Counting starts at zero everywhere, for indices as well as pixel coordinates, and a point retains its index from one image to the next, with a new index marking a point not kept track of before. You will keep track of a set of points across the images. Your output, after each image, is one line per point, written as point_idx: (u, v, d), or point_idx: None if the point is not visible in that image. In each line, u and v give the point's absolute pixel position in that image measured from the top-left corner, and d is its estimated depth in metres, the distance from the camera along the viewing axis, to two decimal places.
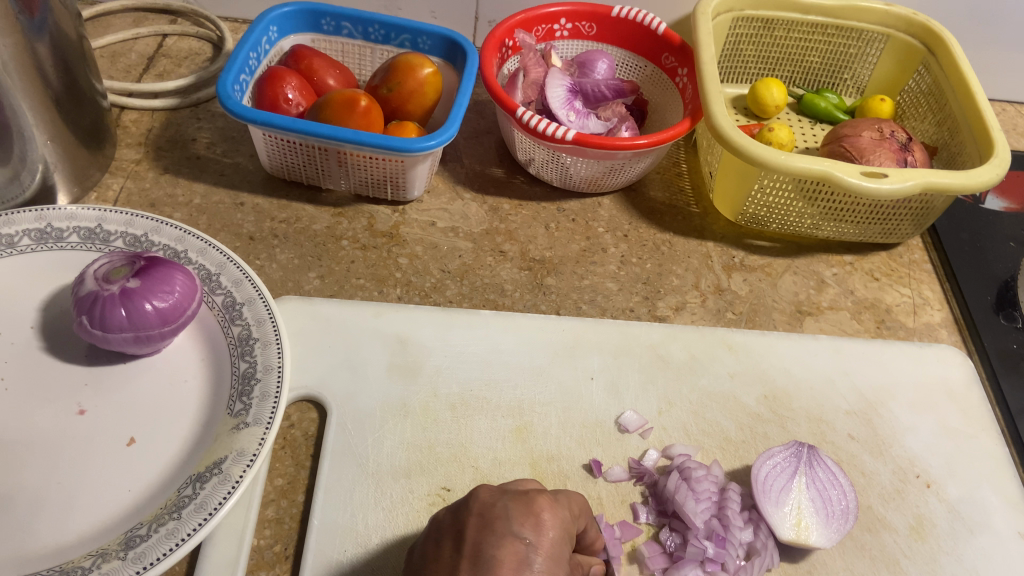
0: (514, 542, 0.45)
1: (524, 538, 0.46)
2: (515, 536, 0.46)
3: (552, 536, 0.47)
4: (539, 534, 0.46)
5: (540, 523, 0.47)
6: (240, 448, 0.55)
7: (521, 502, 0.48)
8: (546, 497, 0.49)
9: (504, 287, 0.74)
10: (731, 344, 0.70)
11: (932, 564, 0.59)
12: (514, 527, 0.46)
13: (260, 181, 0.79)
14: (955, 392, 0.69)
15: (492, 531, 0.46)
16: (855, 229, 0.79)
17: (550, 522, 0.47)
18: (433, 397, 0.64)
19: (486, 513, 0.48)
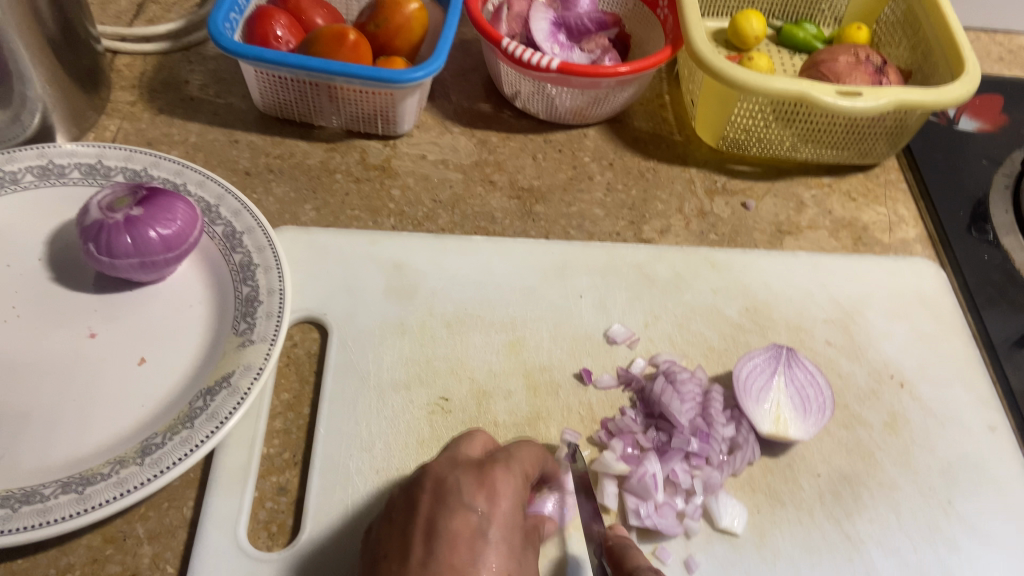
0: (465, 514, 0.49)
1: (476, 510, 0.49)
2: (467, 508, 0.49)
3: (506, 506, 0.50)
4: (492, 505, 0.50)
5: (494, 495, 0.50)
6: (247, 362, 0.58)
7: (473, 475, 0.51)
8: (500, 465, 0.52)
9: (494, 215, 0.76)
10: (714, 263, 0.73)
11: (905, 455, 0.63)
12: (466, 499, 0.50)
13: (253, 120, 0.80)
14: (928, 300, 0.72)
15: (446, 505, 0.49)
16: (833, 152, 0.81)
17: (503, 493, 0.50)
18: (429, 316, 0.67)
19: (439, 490, 0.50)
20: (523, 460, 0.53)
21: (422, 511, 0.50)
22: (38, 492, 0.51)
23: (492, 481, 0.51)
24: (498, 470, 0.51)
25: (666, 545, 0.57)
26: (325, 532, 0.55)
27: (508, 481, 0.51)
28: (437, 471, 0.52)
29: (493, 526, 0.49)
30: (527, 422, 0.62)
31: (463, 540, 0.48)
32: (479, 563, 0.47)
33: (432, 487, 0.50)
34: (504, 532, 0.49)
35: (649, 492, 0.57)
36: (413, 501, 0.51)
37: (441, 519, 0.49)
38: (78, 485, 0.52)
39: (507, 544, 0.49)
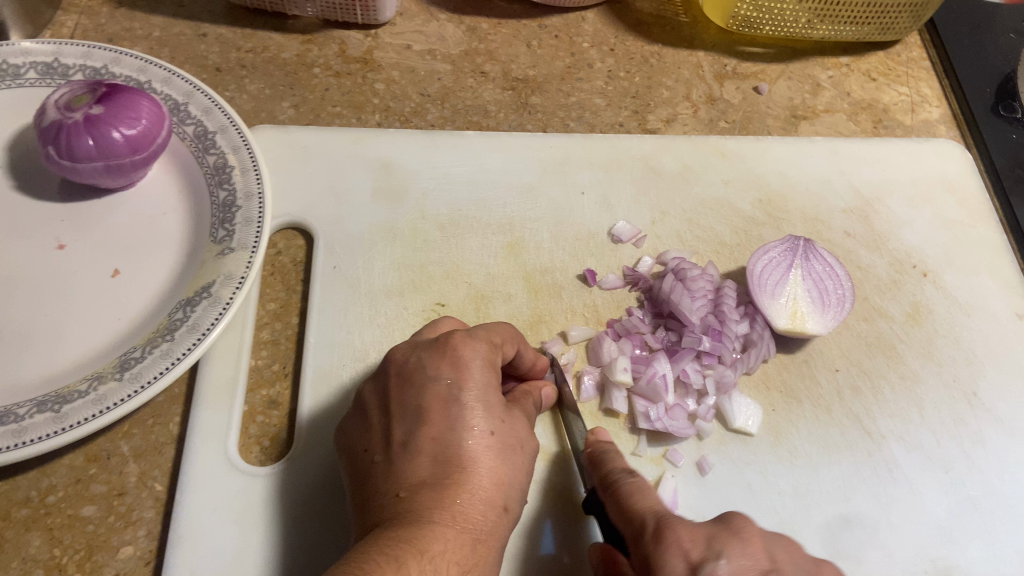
0: (434, 386, 0.46)
1: (444, 378, 0.46)
2: (435, 379, 0.46)
3: (476, 371, 0.46)
4: (459, 371, 0.46)
5: (459, 361, 0.46)
6: (228, 271, 0.55)
7: (434, 349, 0.48)
8: (461, 334, 0.48)
9: (488, 109, 0.71)
10: (724, 151, 0.68)
11: (929, 347, 0.59)
12: (432, 372, 0.46)
13: (222, 12, 0.74)
14: (953, 186, 0.68)
15: (413, 384, 0.46)
16: (852, 28, 0.75)
17: (468, 357, 0.47)
18: (420, 219, 0.63)
19: (403, 370, 0.47)
20: (482, 329, 0.49)
21: (391, 394, 0.47)
22: (12, 411, 0.48)
23: (452, 350, 0.47)
24: (460, 339, 0.48)
25: (678, 446, 0.54)
26: (305, 441, 0.53)
27: (471, 345, 0.47)
28: (400, 353, 0.49)
29: (466, 391, 0.45)
30: (529, 326, 0.59)
31: (436, 410, 0.45)
32: (459, 428, 0.44)
33: (396, 374, 0.48)
34: (479, 393, 0.46)
35: (659, 394, 0.55)
36: (384, 386, 0.48)
37: (410, 397, 0.46)
38: (54, 403, 0.49)
39: (484, 404, 0.45)
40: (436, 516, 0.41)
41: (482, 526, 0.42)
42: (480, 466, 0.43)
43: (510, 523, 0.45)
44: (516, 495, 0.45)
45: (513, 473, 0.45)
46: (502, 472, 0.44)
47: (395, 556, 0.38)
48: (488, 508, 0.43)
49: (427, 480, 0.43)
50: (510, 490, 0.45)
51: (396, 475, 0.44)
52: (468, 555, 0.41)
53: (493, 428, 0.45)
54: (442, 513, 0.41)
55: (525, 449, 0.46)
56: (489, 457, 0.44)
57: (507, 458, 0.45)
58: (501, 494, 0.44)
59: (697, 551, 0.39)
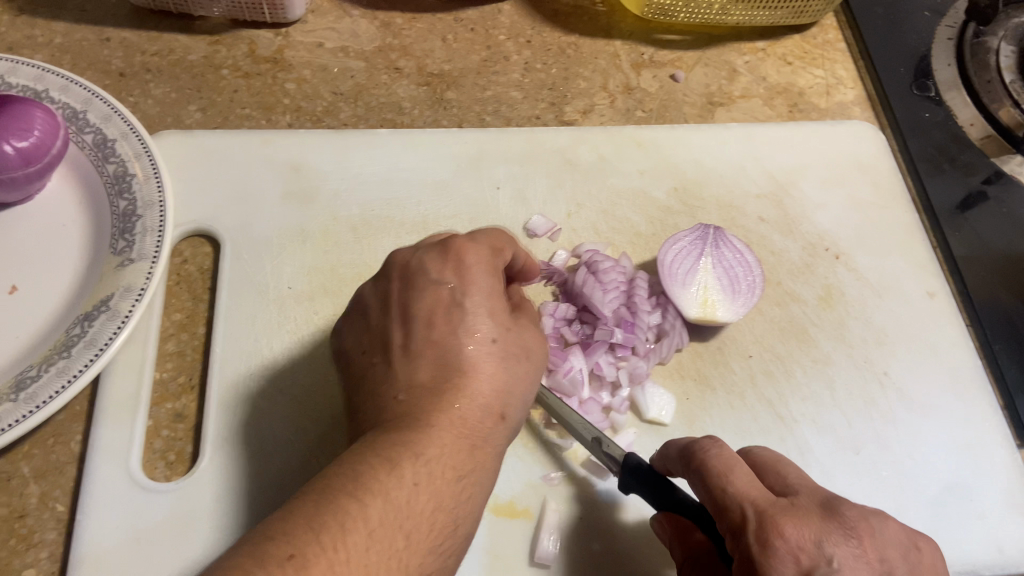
0: (435, 290, 0.47)
1: (446, 284, 0.47)
2: (435, 283, 0.47)
3: (478, 277, 0.47)
4: (462, 276, 0.47)
5: (461, 267, 0.47)
6: (127, 283, 0.54)
7: (436, 251, 0.48)
8: (465, 238, 0.49)
9: (402, 106, 0.70)
10: (641, 141, 0.68)
11: (841, 329, 0.60)
12: (434, 275, 0.47)
13: (126, 15, 0.72)
14: (867, 167, 0.68)
15: (415, 287, 0.47)
16: (766, 13, 0.75)
17: (471, 264, 0.47)
18: (332, 221, 0.62)
19: (406, 272, 0.48)
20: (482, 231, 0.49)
21: (395, 295, 0.48)
22: None
23: (457, 252, 0.47)
24: (466, 244, 0.48)
25: None
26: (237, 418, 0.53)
27: (474, 249, 0.48)
28: (402, 254, 0.49)
29: (468, 297, 0.46)
30: None
31: (438, 314, 0.46)
32: (460, 333, 0.45)
33: (399, 276, 0.49)
34: (482, 299, 0.47)
35: (574, 389, 0.55)
36: (386, 290, 0.49)
37: (411, 294, 0.47)
38: None
39: (486, 308, 0.46)
40: (434, 419, 0.42)
41: (478, 431, 0.43)
42: (478, 373, 0.44)
43: (508, 429, 0.46)
44: (515, 404, 0.46)
45: (511, 377, 0.46)
46: (501, 379, 0.45)
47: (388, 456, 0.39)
48: (485, 412, 0.44)
49: (426, 383, 0.44)
50: (511, 397, 0.46)
51: (397, 378, 0.45)
52: (466, 460, 0.42)
53: (495, 336, 0.46)
54: (441, 414, 0.42)
55: (531, 358, 0.47)
56: (488, 366, 0.45)
57: (507, 365, 0.46)
58: (500, 400, 0.45)
59: None
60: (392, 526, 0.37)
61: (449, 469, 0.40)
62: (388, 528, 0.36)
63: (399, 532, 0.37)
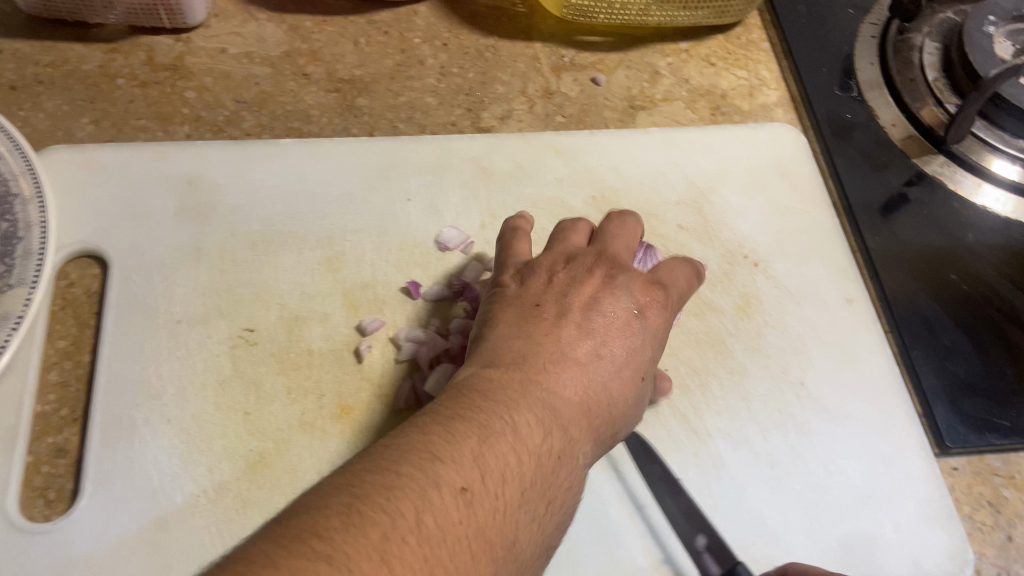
0: (624, 307, 0.49)
1: (634, 306, 0.49)
2: (625, 301, 0.49)
3: (657, 322, 0.49)
4: (648, 309, 0.49)
5: (647, 307, 0.49)
6: (3, 311, 0.51)
7: (640, 281, 0.51)
8: (666, 278, 0.52)
9: (310, 113, 0.67)
10: (558, 148, 0.66)
11: (758, 339, 0.58)
12: (630, 295, 0.49)
13: (16, 23, 0.68)
14: (788, 171, 0.67)
15: (604, 294, 0.49)
16: (687, 13, 0.73)
17: (660, 311, 0.50)
18: (229, 237, 0.59)
19: (608, 280, 0.50)
20: (673, 264, 0.53)
21: (579, 289, 0.49)
22: None
23: (652, 285, 0.51)
24: (655, 290, 0.51)
25: None
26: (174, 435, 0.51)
27: (666, 301, 0.51)
28: (515, 261, 0.53)
29: (645, 331, 0.48)
30: (347, 345, 0.56)
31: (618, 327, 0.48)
32: (620, 358, 0.46)
33: (595, 253, 0.52)
34: (653, 339, 0.49)
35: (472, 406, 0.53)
36: (576, 276, 0.50)
37: (526, 285, 0.50)
38: None
39: (651, 345, 0.48)
40: (549, 407, 0.41)
41: (576, 422, 0.42)
42: (609, 389, 0.44)
43: (614, 444, 0.45)
44: (625, 426, 0.46)
45: (634, 407, 0.46)
46: (621, 399, 0.45)
47: (479, 428, 0.37)
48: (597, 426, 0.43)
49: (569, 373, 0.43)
50: (622, 419, 0.45)
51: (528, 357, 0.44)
52: (564, 471, 0.39)
53: (606, 381, 0.45)
54: (564, 407, 0.41)
55: (649, 409, 0.48)
56: (627, 387, 0.45)
57: (636, 395, 0.46)
58: (612, 422, 0.44)
59: None
60: (487, 499, 0.34)
61: (547, 453, 0.39)
62: (492, 501, 0.35)
63: (500, 509, 0.35)
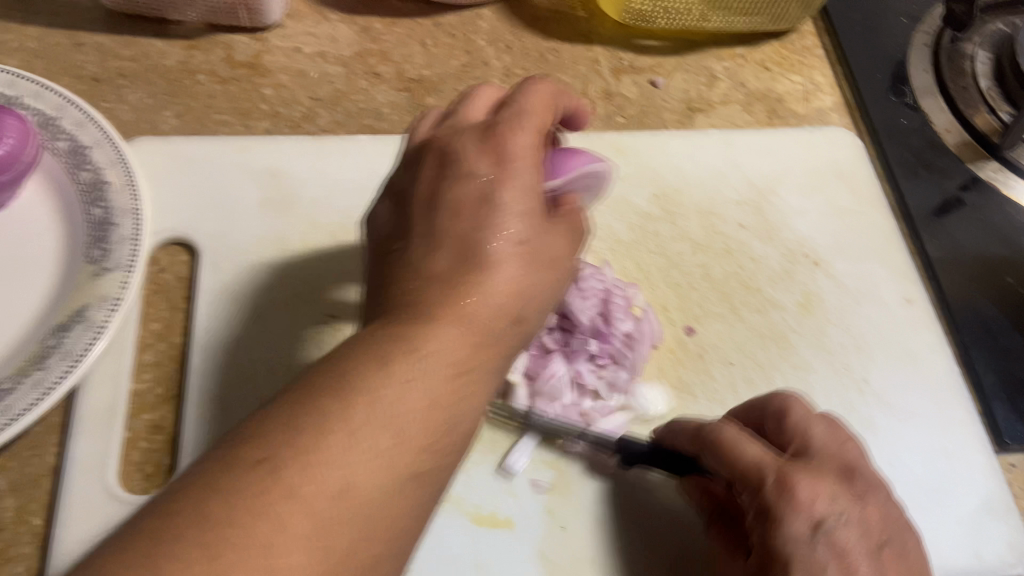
0: (474, 179, 0.41)
1: (484, 172, 0.41)
2: (473, 172, 0.42)
3: (524, 178, 0.42)
4: (503, 168, 0.42)
5: (506, 166, 0.42)
6: (103, 294, 0.53)
7: (485, 136, 0.43)
8: (522, 115, 0.44)
9: (381, 111, 0.69)
10: (620, 147, 0.68)
11: (820, 335, 0.60)
12: (473, 165, 0.42)
13: (100, 19, 0.71)
14: (845, 173, 0.69)
15: (450, 167, 0.42)
16: (744, 19, 0.75)
17: (522, 150, 0.43)
18: (310, 229, 0.61)
19: (442, 155, 0.43)
20: (529, 84, 0.46)
21: (426, 179, 0.43)
22: None
23: (499, 137, 0.43)
24: (511, 127, 0.43)
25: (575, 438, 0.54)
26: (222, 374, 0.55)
27: (519, 133, 0.43)
28: (422, 133, 0.46)
29: (505, 191, 0.41)
30: None
31: (472, 204, 0.41)
32: (490, 226, 0.40)
33: (479, 124, 0.44)
34: (521, 197, 0.41)
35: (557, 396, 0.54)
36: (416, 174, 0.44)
37: (445, 172, 0.42)
38: None
39: (527, 215, 0.41)
40: (416, 351, 0.36)
41: (486, 330, 0.39)
42: (499, 272, 0.39)
43: (512, 347, 0.41)
44: (532, 305, 0.41)
45: (534, 282, 0.41)
46: (523, 286, 0.40)
47: (334, 378, 0.35)
48: (495, 320, 0.39)
49: (442, 272, 0.39)
50: (529, 304, 0.41)
51: (414, 266, 0.40)
52: (449, 400, 0.36)
53: (526, 237, 0.41)
54: (412, 334, 0.37)
55: (555, 266, 0.42)
56: (514, 261, 0.40)
57: (530, 270, 0.41)
58: (518, 303, 0.40)
59: (817, 509, 0.41)
60: (319, 486, 0.31)
61: (448, 389, 0.36)
62: (344, 469, 0.32)
63: (389, 468, 0.33)
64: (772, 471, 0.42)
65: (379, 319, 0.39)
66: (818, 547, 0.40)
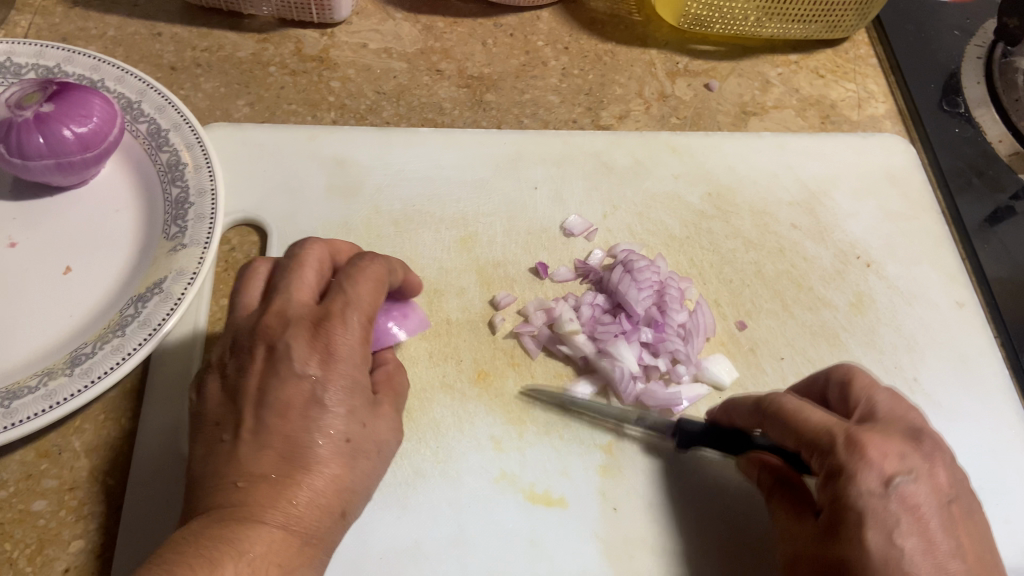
0: (297, 383, 0.41)
1: (309, 376, 0.42)
2: (297, 375, 0.42)
3: (346, 369, 0.42)
4: (327, 371, 0.42)
5: (330, 359, 0.42)
6: (179, 268, 0.55)
7: (315, 333, 0.42)
8: (338, 306, 0.43)
9: (443, 106, 0.71)
10: (675, 147, 0.69)
11: (871, 334, 0.61)
12: (299, 364, 0.42)
13: (177, 11, 0.74)
14: (898, 179, 0.70)
15: (274, 373, 0.42)
16: (800, 26, 0.77)
17: (342, 355, 0.42)
18: (374, 214, 0.63)
19: (272, 347, 0.43)
20: (370, 269, 0.45)
21: (252, 377, 0.42)
22: None
23: (324, 336, 0.42)
24: (336, 326, 0.43)
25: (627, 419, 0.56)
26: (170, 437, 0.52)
27: (346, 331, 0.43)
28: (279, 299, 0.44)
29: (330, 393, 0.42)
30: (481, 317, 0.60)
31: (297, 408, 0.41)
32: (314, 430, 0.41)
33: (312, 319, 0.43)
34: (346, 394, 0.42)
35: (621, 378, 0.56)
36: (249, 362, 0.43)
37: (274, 369, 0.42)
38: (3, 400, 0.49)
39: (348, 409, 0.42)
40: (268, 514, 0.39)
41: (308, 529, 0.40)
42: (327, 471, 0.41)
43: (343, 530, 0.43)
44: (359, 503, 0.43)
45: (360, 474, 0.42)
46: (344, 478, 0.41)
47: None
48: (326, 513, 0.41)
49: (268, 476, 0.40)
50: (353, 497, 0.42)
51: (237, 464, 0.40)
52: (288, 561, 0.39)
53: (351, 434, 0.42)
54: (271, 512, 0.39)
55: (379, 452, 0.44)
56: (336, 463, 0.41)
57: (356, 465, 0.42)
58: (342, 500, 0.41)
59: (889, 466, 0.41)
60: None
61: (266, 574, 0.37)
62: None
63: None
64: (841, 432, 0.43)
65: (197, 516, 0.39)
66: (889, 502, 0.40)
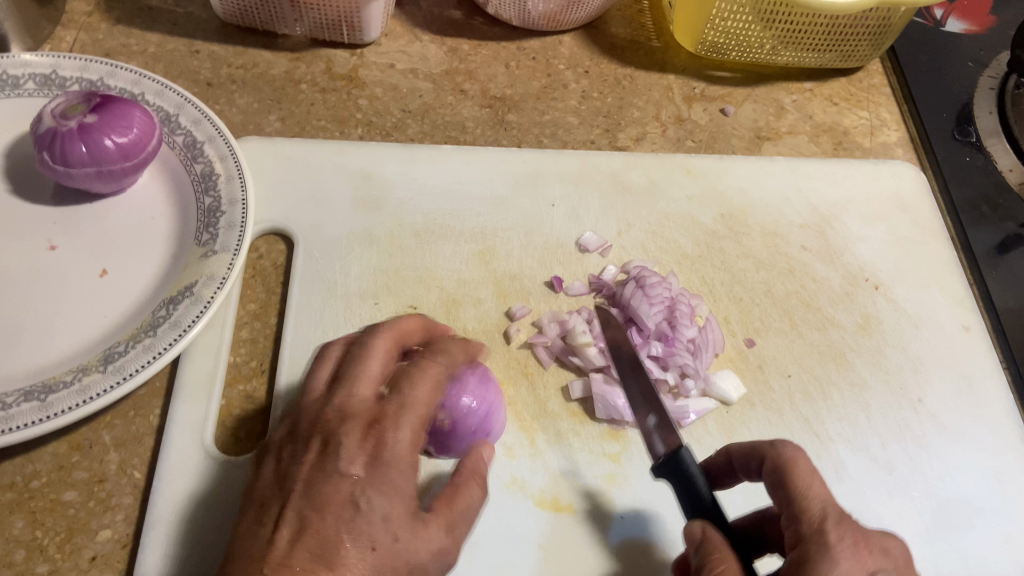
0: (341, 480, 0.41)
1: (353, 475, 0.41)
2: (344, 473, 0.41)
3: (392, 468, 0.42)
4: (372, 471, 0.41)
5: (376, 461, 0.42)
6: (210, 272, 0.57)
7: (365, 430, 0.43)
8: (392, 410, 0.43)
9: (465, 125, 0.74)
10: (690, 169, 0.71)
11: (878, 355, 0.62)
12: (345, 462, 0.42)
13: (215, 29, 0.78)
14: (907, 205, 0.71)
15: (322, 469, 0.42)
16: (815, 55, 0.79)
17: (388, 456, 0.42)
18: (397, 227, 0.66)
19: (326, 441, 0.43)
20: (428, 368, 0.45)
21: (302, 467, 0.43)
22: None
23: (375, 430, 0.42)
24: (388, 426, 0.43)
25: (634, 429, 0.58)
26: (196, 511, 0.52)
27: (399, 429, 0.42)
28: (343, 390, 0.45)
29: (371, 492, 0.41)
30: (497, 327, 0.62)
31: (335, 507, 0.40)
32: (347, 530, 0.39)
33: (369, 413, 0.43)
34: (388, 497, 0.41)
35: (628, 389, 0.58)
36: (301, 452, 0.43)
37: (322, 462, 0.42)
38: (39, 393, 0.51)
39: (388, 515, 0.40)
40: None
41: None
42: (357, 574, 0.38)
43: None
44: None
45: None
46: None
47: None
48: None
49: (301, 567, 0.38)
50: None
51: (271, 551, 0.39)
52: None
53: (391, 539, 0.40)
54: None
55: (418, 566, 0.41)
56: (367, 568, 0.39)
57: (389, 572, 0.39)
58: None
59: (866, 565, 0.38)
60: None
61: None
62: None
63: None
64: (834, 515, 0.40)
65: None
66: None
